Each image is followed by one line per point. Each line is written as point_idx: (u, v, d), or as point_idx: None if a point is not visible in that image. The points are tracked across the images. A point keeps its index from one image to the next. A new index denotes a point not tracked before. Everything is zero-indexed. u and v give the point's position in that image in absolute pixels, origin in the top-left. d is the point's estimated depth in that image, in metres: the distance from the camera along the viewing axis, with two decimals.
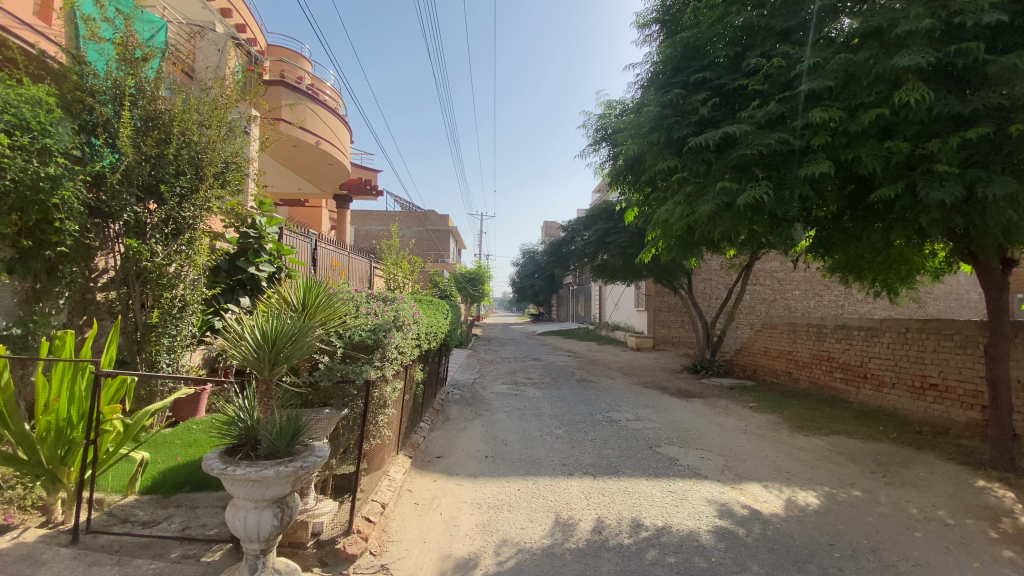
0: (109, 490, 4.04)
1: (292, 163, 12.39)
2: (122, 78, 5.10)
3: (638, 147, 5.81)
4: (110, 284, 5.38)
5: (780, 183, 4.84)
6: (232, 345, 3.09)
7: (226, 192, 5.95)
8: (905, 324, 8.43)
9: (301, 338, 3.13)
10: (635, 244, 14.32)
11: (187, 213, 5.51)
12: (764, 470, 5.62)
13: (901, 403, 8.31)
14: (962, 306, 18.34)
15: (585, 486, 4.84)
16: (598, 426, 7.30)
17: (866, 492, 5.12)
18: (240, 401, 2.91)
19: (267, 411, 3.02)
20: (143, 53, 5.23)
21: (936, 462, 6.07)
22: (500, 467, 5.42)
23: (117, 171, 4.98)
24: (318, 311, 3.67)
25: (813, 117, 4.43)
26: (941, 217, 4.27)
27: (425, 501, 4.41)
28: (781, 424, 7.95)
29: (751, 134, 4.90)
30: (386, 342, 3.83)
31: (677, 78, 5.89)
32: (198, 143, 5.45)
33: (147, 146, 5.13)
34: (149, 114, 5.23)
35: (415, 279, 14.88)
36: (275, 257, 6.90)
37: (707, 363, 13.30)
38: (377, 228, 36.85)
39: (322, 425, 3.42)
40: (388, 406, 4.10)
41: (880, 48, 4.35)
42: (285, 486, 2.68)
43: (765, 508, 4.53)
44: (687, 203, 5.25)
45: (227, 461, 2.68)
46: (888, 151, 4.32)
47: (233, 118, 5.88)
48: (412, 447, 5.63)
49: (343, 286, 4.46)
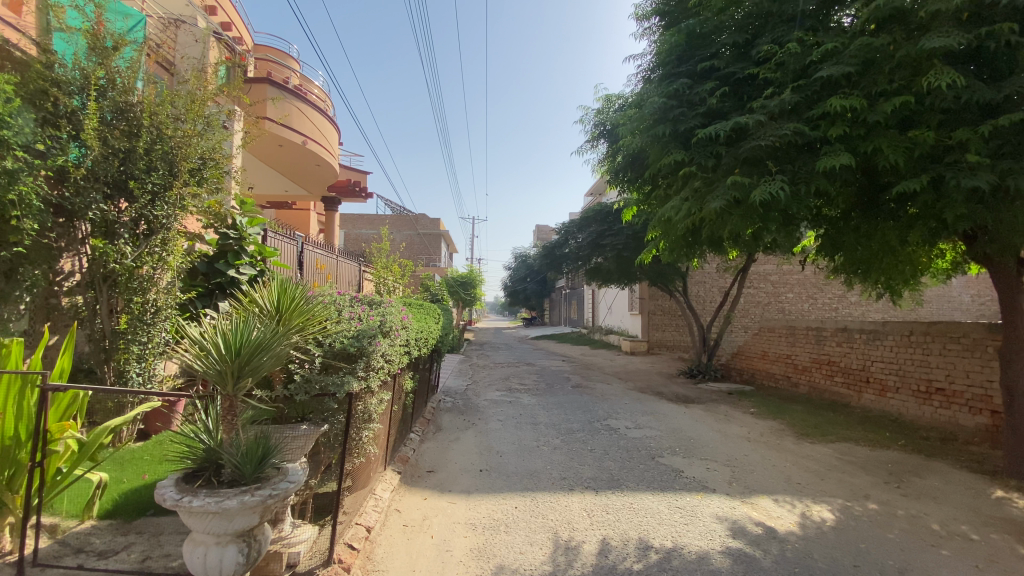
0: (65, 514, 3.63)
1: (277, 163, 12.00)
2: (91, 69, 4.71)
3: (640, 141, 5.56)
4: (77, 287, 5.07)
5: (794, 177, 4.61)
6: (190, 356, 2.74)
7: (204, 190, 5.57)
8: (908, 327, 8.21)
9: (273, 349, 2.80)
10: (630, 246, 14.06)
11: (160, 212, 5.13)
12: (775, 482, 5.32)
13: (906, 408, 8.08)
14: (954, 309, 18.29)
15: (587, 503, 4.52)
16: (597, 435, 6.99)
17: (882, 504, 4.85)
18: (202, 419, 2.55)
19: (232, 432, 2.67)
20: (114, 42, 4.84)
21: (950, 470, 5.82)
22: (495, 481, 5.08)
23: (83, 166, 4.58)
24: (293, 317, 3.33)
25: (831, 106, 4.22)
26: (968, 213, 4.04)
27: (414, 522, 4.05)
28: (785, 431, 7.67)
29: (763, 126, 4.67)
30: (370, 350, 3.45)
31: (682, 67, 5.71)
32: (172, 137, 5.09)
33: (113, 138, 4.75)
34: (119, 107, 4.84)
35: (404, 283, 14.49)
36: (257, 260, 6.51)
37: (703, 367, 13.03)
38: (368, 232, 36.41)
39: (298, 443, 3.05)
40: (374, 421, 3.75)
41: (902, 33, 4.14)
42: (251, 517, 2.33)
43: (780, 525, 4.22)
44: (694, 199, 5.00)
45: (185, 490, 2.32)
46: (911, 142, 4.09)
47: (211, 112, 5.51)
48: (401, 462, 5.28)
49: (326, 290, 4.14)
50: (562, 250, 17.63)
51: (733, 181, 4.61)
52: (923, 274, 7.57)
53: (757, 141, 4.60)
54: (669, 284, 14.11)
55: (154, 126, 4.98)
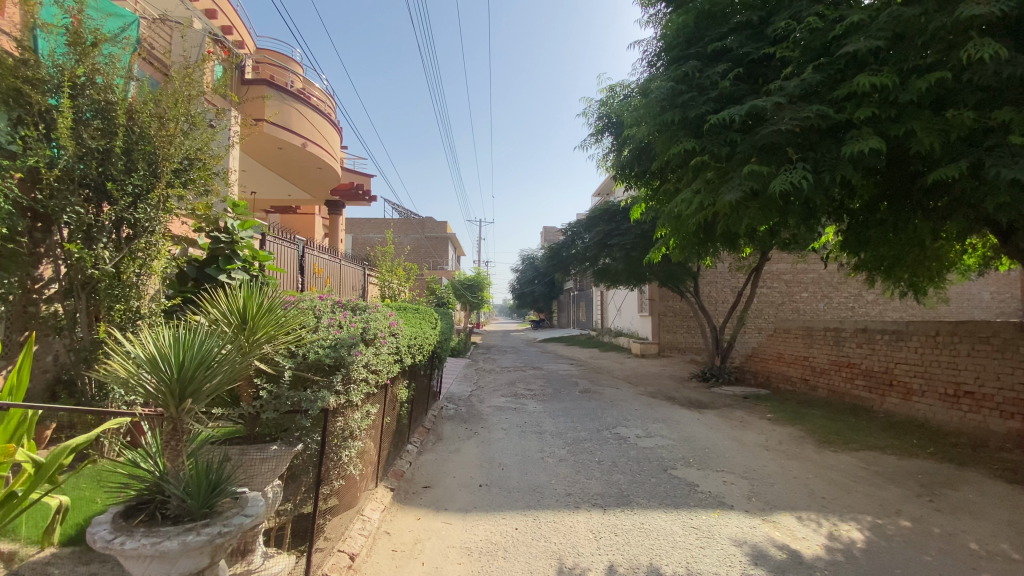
0: (25, 540, 3.28)
1: (277, 167, 11.80)
2: (69, 66, 4.24)
3: (648, 131, 5.24)
4: (55, 295, 4.53)
5: (817, 164, 4.22)
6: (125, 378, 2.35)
7: (191, 192, 5.01)
8: (934, 327, 7.73)
9: (227, 367, 2.46)
10: (638, 246, 13.57)
11: (141, 215, 4.53)
12: (797, 497, 4.93)
13: (933, 413, 7.61)
14: (975, 306, 17.65)
15: (593, 523, 4.16)
16: (606, 444, 6.64)
17: (915, 521, 4.41)
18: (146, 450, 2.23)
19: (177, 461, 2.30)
20: (95, 38, 4.35)
21: (985, 480, 5.34)
22: (496, 498, 4.74)
23: (57, 167, 4.11)
24: (259, 324, 3.02)
25: (860, 83, 3.86)
26: (1012, 200, 3.68)
27: (404, 547, 3.73)
28: (804, 438, 7.24)
29: (782, 109, 4.32)
30: (349, 360, 3.13)
31: (692, 49, 5.37)
32: (153, 135, 4.52)
33: (87, 135, 4.25)
34: (99, 105, 4.36)
35: (410, 287, 14.18)
36: (251, 265, 6.04)
37: (717, 370, 12.61)
38: (375, 236, 36.34)
39: (267, 467, 2.80)
40: (357, 438, 3.44)
41: (935, 2, 3.81)
42: (200, 558, 2.04)
43: (806, 548, 3.84)
44: (707, 191, 4.65)
45: (119, 529, 2.04)
46: (946, 123, 3.75)
47: (198, 111, 4.98)
48: (395, 477, 4.98)
49: (304, 296, 3.89)
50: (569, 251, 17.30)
51: (750, 171, 4.25)
52: (949, 271, 7.12)
53: (775, 125, 4.23)
54: (679, 284, 13.69)
55: (134, 126, 4.49)
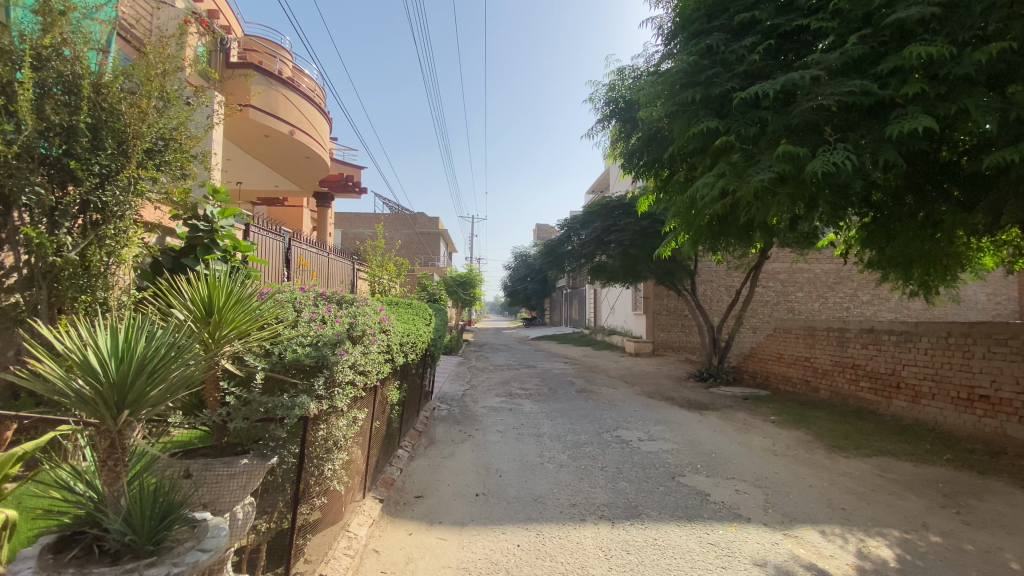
0: None
1: (263, 155, 11.26)
2: (35, 36, 3.56)
3: (666, 111, 4.95)
4: (16, 284, 3.84)
5: (857, 146, 3.94)
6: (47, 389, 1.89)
7: (165, 175, 4.22)
8: (946, 327, 7.46)
9: (178, 371, 2.04)
10: (637, 243, 13.21)
11: (110, 199, 3.82)
12: (817, 508, 4.61)
13: (944, 417, 7.35)
14: (971, 308, 17.52)
15: (602, 539, 3.81)
16: (608, 448, 6.30)
17: (946, 536, 4.09)
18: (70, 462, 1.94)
19: (116, 485, 1.91)
20: (65, 4, 3.65)
21: (1013, 490, 5.05)
22: (494, 508, 4.38)
23: (13, 143, 3.40)
24: (226, 318, 2.61)
25: (911, 53, 3.64)
26: None
27: (394, 568, 3.36)
28: (814, 442, 6.96)
29: (818, 86, 4.06)
30: (333, 361, 2.77)
31: (716, 22, 5.04)
32: (122, 114, 3.84)
33: (49, 108, 3.55)
34: (68, 82, 3.69)
35: (400, 282, 13.70)
36: (232, 257, 5.07)
37: (715, 371, 12.33)
38: (365, 232, 35.72)
39: (235, 484, 2.42)
40: (342, 448, 3.07)
41: None
42: None
43: (835, 568, 3.51)
44: (733, 174, 4.32)
45: (43, 569, 1.67)
46: (1006, 101, 3.58)
47: (179, 88, 4.27)
48: (384, 487, 4.60)
49: (285, 287, 3.53)
50: (564, 248, 16.90)
51: (783, 152, 3.97)
52: (964, 270, 6.84)
53: (812, 103, 3.99)
54: (677, 282, 13.39)
55: (101, 102, 3.77)
